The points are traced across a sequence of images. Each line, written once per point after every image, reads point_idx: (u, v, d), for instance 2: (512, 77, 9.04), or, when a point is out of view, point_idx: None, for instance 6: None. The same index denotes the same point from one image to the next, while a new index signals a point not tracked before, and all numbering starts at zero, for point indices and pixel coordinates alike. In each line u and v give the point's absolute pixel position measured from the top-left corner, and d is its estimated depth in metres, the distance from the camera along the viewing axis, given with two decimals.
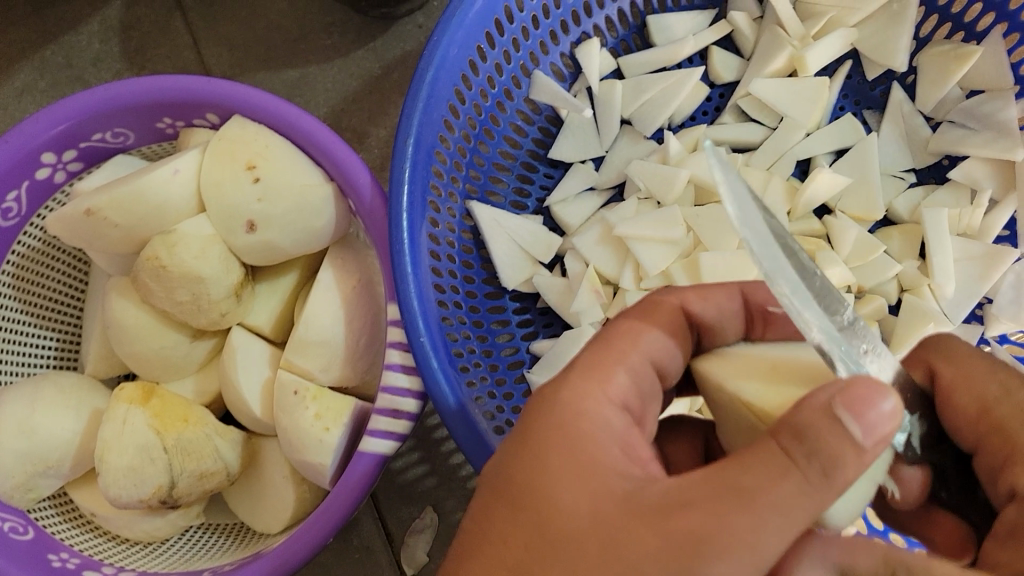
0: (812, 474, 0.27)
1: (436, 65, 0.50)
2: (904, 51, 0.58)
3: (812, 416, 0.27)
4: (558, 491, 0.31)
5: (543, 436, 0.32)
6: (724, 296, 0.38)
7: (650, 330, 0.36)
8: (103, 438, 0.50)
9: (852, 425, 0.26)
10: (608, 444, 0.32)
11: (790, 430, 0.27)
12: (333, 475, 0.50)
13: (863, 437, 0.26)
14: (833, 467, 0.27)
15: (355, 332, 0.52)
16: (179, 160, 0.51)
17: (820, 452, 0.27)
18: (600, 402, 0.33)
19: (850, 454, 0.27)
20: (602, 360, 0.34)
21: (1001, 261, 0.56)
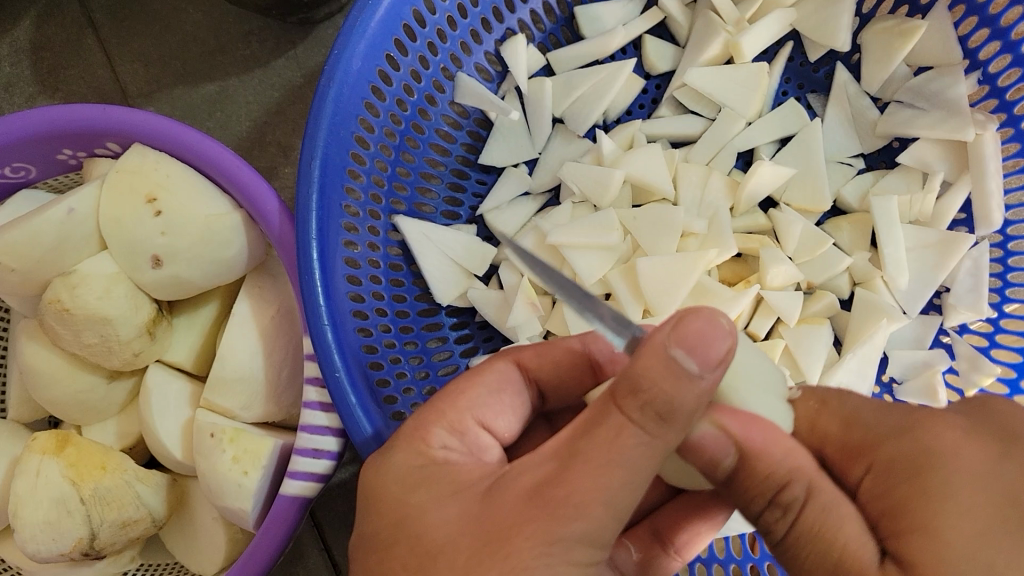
0: (651, 426, 0.29)
1: (339, 80, 0.47)
2: (846, 29, 0.54)
3: (644, 358, 0.29)
4: (421, 518, 0.33)
5: (396, 489, 0.34)
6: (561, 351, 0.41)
7: (477, 390, 0.39)
8: (16, 492, 0.48)
9: (688, 360, 0.28)
10: (455, 467, 0.34)
11: (626, 382, 0.29)
12: (257, 518, 0.48)
13: (699, 369, 0.28)
14: (669, 411, 0.29)
15: (277, 364, 0.50)
16: (74, 198, 0.48)
17: (653, 398, 0.28)
18: (429, 449, 0.35)
19: (687, 386, 0.28)
20: (423, 423, 0.37)
21: (956, 248, 0.53)
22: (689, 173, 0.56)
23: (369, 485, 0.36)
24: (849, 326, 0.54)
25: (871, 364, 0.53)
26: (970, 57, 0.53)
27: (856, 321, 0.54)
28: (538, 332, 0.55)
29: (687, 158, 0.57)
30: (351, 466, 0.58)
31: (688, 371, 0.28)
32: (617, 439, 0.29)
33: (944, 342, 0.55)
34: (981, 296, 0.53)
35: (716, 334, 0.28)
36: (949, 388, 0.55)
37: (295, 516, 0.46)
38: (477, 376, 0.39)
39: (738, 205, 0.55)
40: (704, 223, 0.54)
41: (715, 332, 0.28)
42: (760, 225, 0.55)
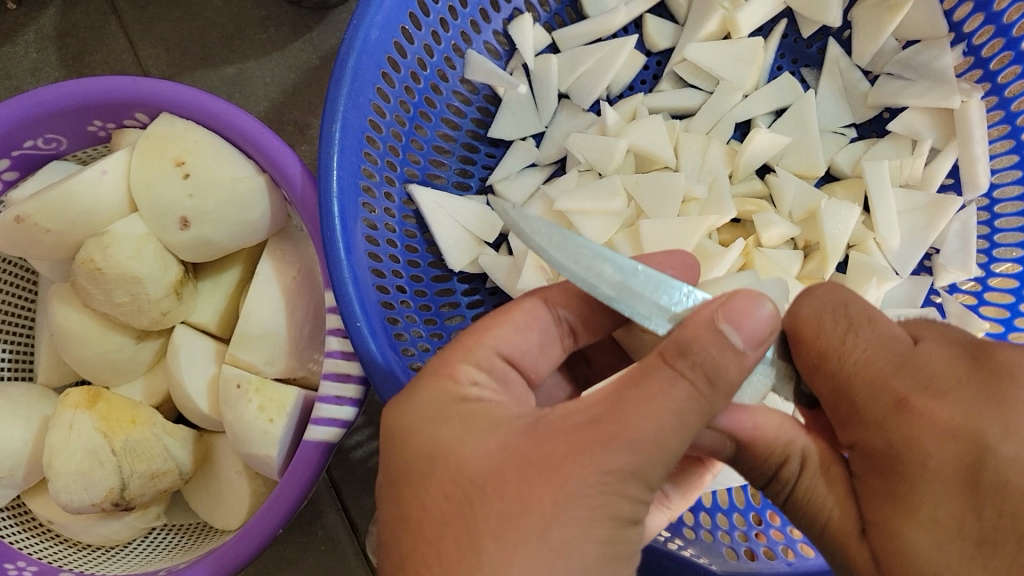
0: (701, 385, 0.31)
1: (358, 49, 0.50)
2: (837, 5, 0.57)
3: (696, 331, 0.31)
4: (460, 452, 0.32)
5: (421, 424, 0.34)
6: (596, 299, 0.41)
7: (503, 328, 0.38)
8: (50, 445, 0.50)
9: (733, 334, 0.31)
10: (488, 405, 0.34)
11: (673, 345, 0.31)
12: (281, 466, 0.50)
13: (742, 344, 0.31)
14: (716, 374, 0.31)
15: (299, 321, 0.52)
16: (107, 161, 0.51)
17: (702, 362, 0.31)
18: (459, 385, 0.35)
19: (732, 358, 0.31)
20: (451, 358, 0.36)
21: (945, 210, 0.55)
22: (690, 143, 0.58)
23: (386, 422, 0.35)
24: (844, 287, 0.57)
25: None
26: (955, 30, 0.56)
27: (850, 283, 0.56)
28: None
29: (687, 129, 0.60)
30: (365, 430, 0.61)
31: (733, 343, 0.31)
32: (664, 390, 0.30)
33: (936, 301, 0.58)
34: (970, 256, 0.55)
35: (761, 313, 0.31)
36: None
37: (319, 462, 0.48)
38: (505, 315, 0.39)
39: (736, 172, 0.58)
40: (705, 188, 0.57)
41: (760, 308, 0.31)
42: (757, 190, 0.58)
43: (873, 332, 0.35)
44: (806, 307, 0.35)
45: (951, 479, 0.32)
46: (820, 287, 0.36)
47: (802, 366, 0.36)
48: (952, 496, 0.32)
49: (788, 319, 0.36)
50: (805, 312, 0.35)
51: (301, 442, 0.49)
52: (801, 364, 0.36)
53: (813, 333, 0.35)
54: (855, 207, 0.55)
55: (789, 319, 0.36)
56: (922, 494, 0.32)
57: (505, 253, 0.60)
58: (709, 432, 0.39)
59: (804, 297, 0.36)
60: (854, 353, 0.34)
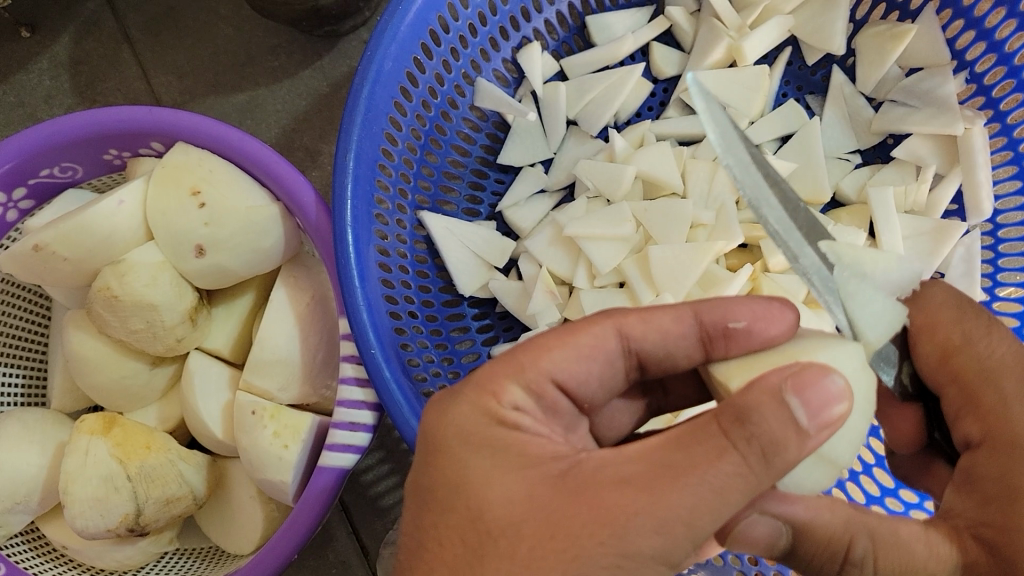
0: (753, 461, 0.28)
1: (371, 80, 0.51)
2: (841, 34, 0.58)
3: (760, 398, 0.29)
4: (483, 488, 0.31)
5: (460, 449, 0.33)
6: (669, 319, 0.37)
7: (563, 351, 0.35)
8: (66, 470, 0.50)
9: (798, 409, 0.28)
10: (526, 437, 0.32)
11: (732, 413, 0.29)
12: (296, 491, 0.50)
13: (809, 423, 0.29)
14: (774, 450, 0.28)
15: (312, 348, 0.53)
16: (124, 191, 0.51)
17: (759, 436, 0.28)
18: (500, 408, 0.33)
19: (794, 437, 0.28)
20: (500, 373, 0.34)
21: (950, 235, 0.56)
22: (698, 169, 0.59)
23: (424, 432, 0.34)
24: None
25: None
26: (958, 58, 0.57)
27: None
28: (557, 319, 0.58)
29: (694, 155, 0.61)
30: (376, 453, 0.62)
31: (798, 421, 0.28)
32: (714, 462, 0.28)
33: None
34: (975, 280, 0.56)
35: (830, 385, 0.29)
36: None
37: (332, 487, 0.49)
38: (571, 335, 0.35)
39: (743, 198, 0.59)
40: (712, 214, 0.58)
41: (831, 383, 0.29)
42: None
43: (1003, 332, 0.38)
44: (940, 299, 0.39)
45: None
46: (945, 286, 0.40)
47: (927, 355, 0.38)
48: None
49: (912, 313, 0.39)
50: (936, 293, 0.39)
51: (316, 467, 0.49)
52: (924, 355, 0.38)
53: (953, 320, 0.38)
54: (862, 234, 0.56)
55: (917, 316, 0.39)
56: None
57: (514, 278, 0.61)
58: (761, 523, 0.33)
59: (931, 289, 0.40)
60: (1001, 347, 0.37)
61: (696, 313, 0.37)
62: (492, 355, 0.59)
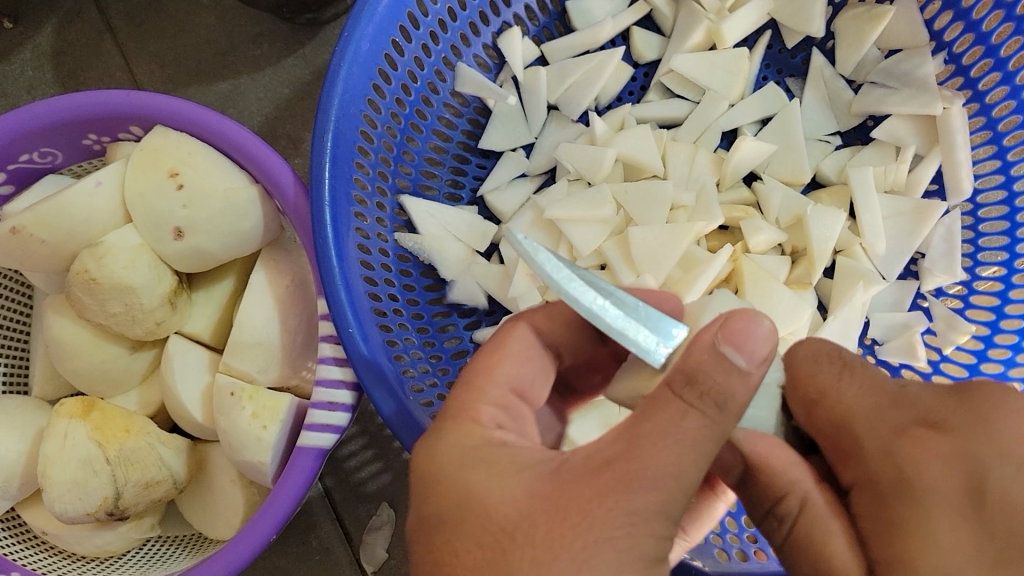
0: (709, 411, 0.29)
1: (349, 61, 0.51)
2: (820, 16, 0.58)
3: (701, 357, 0.30)
4: (487, 495, 0.31)
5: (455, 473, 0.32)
6: (593, 318, 0.41)
7: (507, 361, 0.37)
8: (44, 454, 0.50)
9: (737, 357, 0.30)
10: (508, 447, 0.33)
11: (681, 374, 0.30)
12: (274, 473, 0.50)
13: (747, 364, 0.30)
14: (725, 400, 0.30)
15: (291, 330, 0.53)
16: (102, 173, 0.51)
17: (709, 389, 0.29)
18: (482, 429, 0.34)
19: (738, 381, 0.30)
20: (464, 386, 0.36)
21: (929, 215, 0.56)
22: (678, 151, 0.59)
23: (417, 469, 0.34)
24: (832, 293, 0.57)
25: (852, 327, 0.56)
26: (936, 39, 0.57)
27: (837, 289, 0.57)
28: (539, 302, 0.58)
29: (674, 138, 0.61)
30: (359, 439, 0.62)
31: (738, 367, 0.30)
32: (675, 419, 0.29)
33: (923, 305, 0.58)
34: (955, 259, 0.56)
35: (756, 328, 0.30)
36: (928, 348, 0.58)
37: (311, 466, 0.49)
38: (501, 346, 0.38)
39: (724, 179, 0.59)
40: (692, 196, 0.58)
41: (759, 326, 0.30)
42: (745, 198, 0.59)
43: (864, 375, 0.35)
44: (807, 357, 0.36)
45: (956, 504, 0.32)
46: (812, 337, 0.37)
47: (798, 411, 0.36)
48: (957, 523, 0.31)
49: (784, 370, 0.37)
50: (800, 355, 0.36)
51: (295, 448, 0.49)
52: (795, 406, 0.36)
53: (809, 374, 0.35)
54: (843, 214, 0.56)
55: (785, 369, 0.36)
56: (923, 523, 0.32)
57: (496, 262, 0.61)
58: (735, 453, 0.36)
59: (803, 349, 0.36)
60: (847, 388, 0.35)
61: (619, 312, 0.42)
62: (474, 339, 0.59)
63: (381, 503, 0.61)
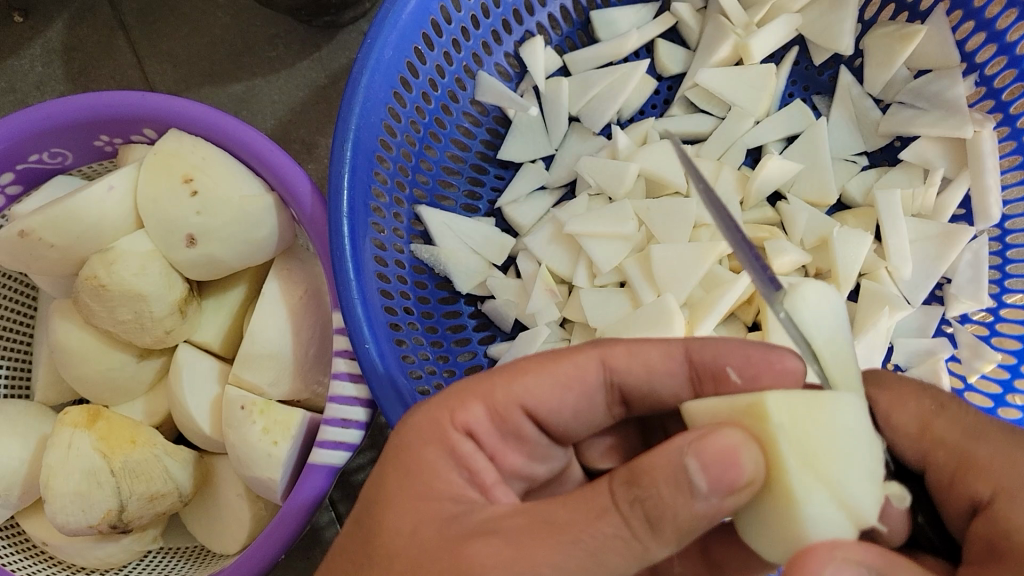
0: (636, 525, 0.27)
1: (371, 68, 0.49)
2: (849, 34, 0.57)
3: (656, 461, 0.28)
4: (388, 517, 0.32)
5: (392, 492, 0.32)
6: (657, 355, 0.37)
7: (538, 377, 0.35)
8: (47, 464, 0.49)
9: (699, 476, 0.27)
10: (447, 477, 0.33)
11: (628, 473, 0.28)
12: (284, 490, 0.49)
13: (706, 488, 0.27)
14: (659, 517, 0.27)
15: (304, 343, 0.51)
16: (114, 177, 0.50)
17: (645, 498, 0.27)
18: (454, 430, 0.34)
19: (681, 496, 0.27)
20: (470, 391, 0.35)
21: (956, 240, 0.55)
22: (702, 168, 0.58)
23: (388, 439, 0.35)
24: (856, 316, 0.56)
25: (877, 351, 0.55)
26: (967, 61, 0.56)
27: (862, 312, 0.56)
28: (557, 317, 0.57)
29: (698, 154, 0.60)
30: (368, 453, 0.61)
31: (694, 482, 0.27)
32: (594, 521, 0.28)
33: (947, 331, 0.57)
34: (982, 286, 0.55)
35: (740, 454, 0.27)
36: (952, 376, 0.57)
37: (321, 485, 0.47)
38: (554, 361, 0.36)
39: (747, 199, 0.58)
40: (716, 214, 0.57)
41: (739, 453, 0.27)
42: (768, 218, 0.58)
43: (966, 418, 0.35)
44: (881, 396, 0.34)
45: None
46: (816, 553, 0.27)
47: None
48: None
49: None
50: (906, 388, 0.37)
51: (306, 465, 0.48)
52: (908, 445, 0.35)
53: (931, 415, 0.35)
54: (869, 238, 0.54)
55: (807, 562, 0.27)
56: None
57: (512, 276, 0.59)
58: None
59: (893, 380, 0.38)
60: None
61: (686, 350, 0.37)
62: (488, 354, 0.57)
63: None
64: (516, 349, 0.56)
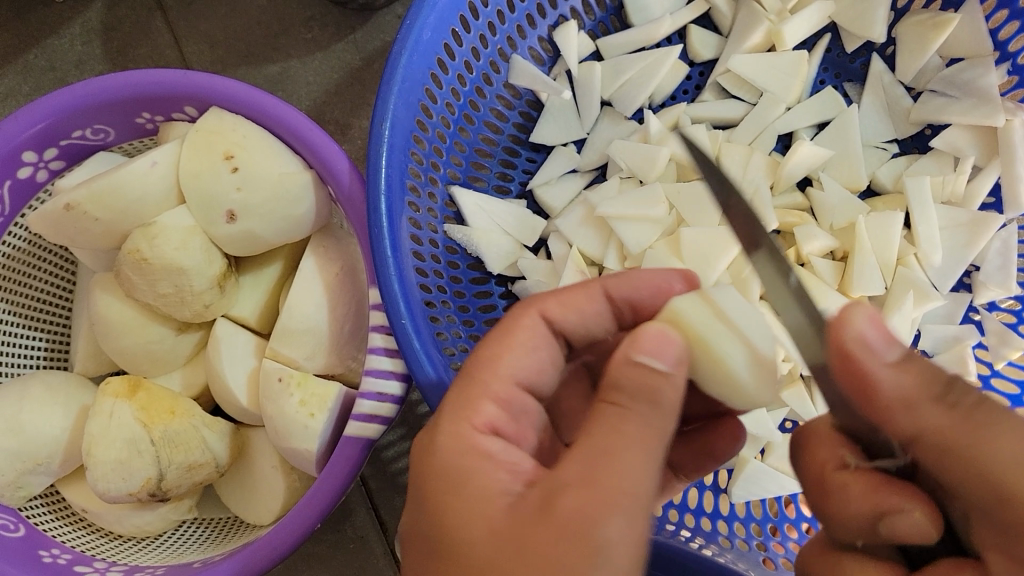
0: (648, 407, 0.30)
1: (410, 49, 0.50)
2: (882, 22, 0.57)
3: (619, 368, 0.31)
4: (457, 530, 0.31)
5: (454, 513, 0.31)
6: (583, 297, 0.39)
7: (511, 354, 0.36)
8: (90, 432, 0.50)
9: (657, 363, 0.31)
10: (488, 467, 0.32)
11: (608, 387, 0.31)
12: (320, 461, 0.50)
13: (669, 367, 0.31)
14: (655, 397, 0.30)
15: (340, 319, 0.52)
16: (157, 153, 0.51)
17: (641, 392, 0.30)
18: (473, 434, 0.33)
19: (664, 384, 0.30)
20: (468, 395, 0.35)
21: (986, 228, 0.55)
22: (733, 153, 0.59)
23: (412, 482, 0.34)
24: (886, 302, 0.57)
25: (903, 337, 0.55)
26: (1000, 49, 0.56)
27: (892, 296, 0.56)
28: None
29: (729, 140, 0.60)
30: (398, 430, 0.63)
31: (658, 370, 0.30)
32: (619, 426, 0.30)
33: (975, 318, 0.58)
34: (1011, 274, 0.56)
35: (666, 334, 0.31)
36: (979, 362, 0.58)
37: (358, 456, 0.49)
38: (510, 336, 0.37)
39: (778, 183, 0.58)
40: (746, 198, 0.57)
41: (665, 336, 0.31)
42: (798, 203, 0.58)
43: None
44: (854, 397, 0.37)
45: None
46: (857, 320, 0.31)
47: (914, 445, 0.31)
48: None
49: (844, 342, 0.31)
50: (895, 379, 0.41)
51: (342, 438, 0.49)
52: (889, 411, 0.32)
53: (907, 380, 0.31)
54: (900, 213, 0.56)
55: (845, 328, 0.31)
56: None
57: (543, 258, 0.60)
58: (872, 327, 0.30)
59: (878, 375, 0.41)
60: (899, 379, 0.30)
61: (604, 289, 0.39)
62: None
63: None
64: None
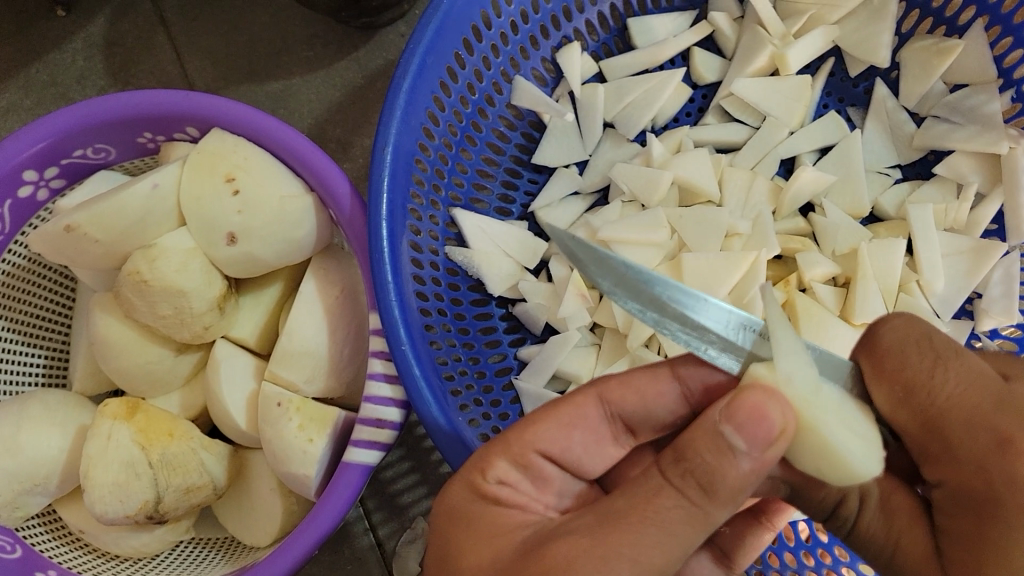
0: (692, 494, 0.30)
1: (413, 73, 0.50)
2: (887, 47, 0.57)
3: (696, 435, 0.31)
4: (462, 558, 0.34)
5: (464, 542, 0.35)
6: (645, 380, 0.40)
7: (546, 423, 0.38)
8: (87, 454, 0.50)
9: (735, 438, 0.30)
10: (502, 508, 0.35)
11: (672, 453, 0.31)
12: (318, 487, 0.50)
13: (746, 446, 0.30)
14: (710, 481, 0.30)
15: (339, 342, 0.52)
16: (158, 174, 0.51)
17: (696, 469, 0.30)
18: (486, 481, 0.36)
19: (725, 463, 0.30)
20: (494, 448, 0.37)
21: (989, 255, 0.55)
22: (736, 177, 0.58)
23: (434, 512, 0.37)
24: None
25: None
26: (1004, 76, 0.56)
27: None
28: (587, 323, 0.58)
29: (732, 163, 0.60)
30: (397, 451, 0.63)
31: (733, 446, 0.30)
32: (652, 499, 0.31)
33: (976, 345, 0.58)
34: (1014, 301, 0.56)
35: (767, 409, 0.30)
36: None
37: (356, 482, 0.48)
38: (552, 408, 0.38)
39: (780, 209, 0.58)
40: (748, 223, 0.57)
41: (768, 409, 0.30)
42: (801, 228, 0.58)
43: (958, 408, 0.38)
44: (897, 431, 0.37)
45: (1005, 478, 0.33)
46: (896, 317, 0.36)
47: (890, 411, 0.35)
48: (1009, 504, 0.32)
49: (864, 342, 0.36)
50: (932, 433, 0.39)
51: (340, 464, 0.49)
52: (881, 396, 0.35)
53: (899, 370, 0.34)
54: (903, 240, 0.56)
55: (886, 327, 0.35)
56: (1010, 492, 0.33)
57: (544, 280, 0.60)
58: (896, 329, 0.35)
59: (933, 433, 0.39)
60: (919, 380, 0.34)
61: (671, 371, 0.40)
62: (519, 356, 0.58)
63: (415, 517, 0.62)
64: (548, 352, 0.57)
